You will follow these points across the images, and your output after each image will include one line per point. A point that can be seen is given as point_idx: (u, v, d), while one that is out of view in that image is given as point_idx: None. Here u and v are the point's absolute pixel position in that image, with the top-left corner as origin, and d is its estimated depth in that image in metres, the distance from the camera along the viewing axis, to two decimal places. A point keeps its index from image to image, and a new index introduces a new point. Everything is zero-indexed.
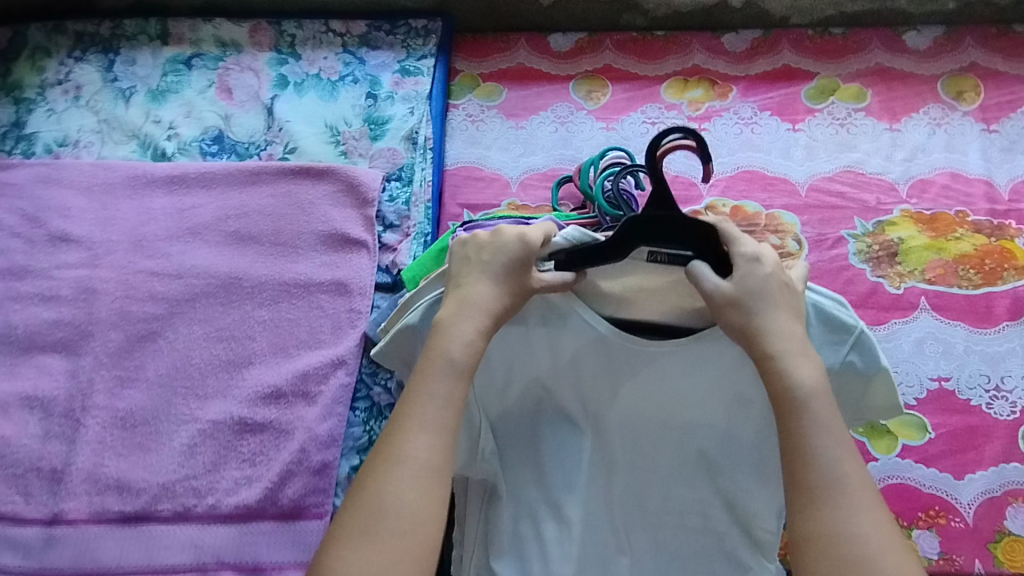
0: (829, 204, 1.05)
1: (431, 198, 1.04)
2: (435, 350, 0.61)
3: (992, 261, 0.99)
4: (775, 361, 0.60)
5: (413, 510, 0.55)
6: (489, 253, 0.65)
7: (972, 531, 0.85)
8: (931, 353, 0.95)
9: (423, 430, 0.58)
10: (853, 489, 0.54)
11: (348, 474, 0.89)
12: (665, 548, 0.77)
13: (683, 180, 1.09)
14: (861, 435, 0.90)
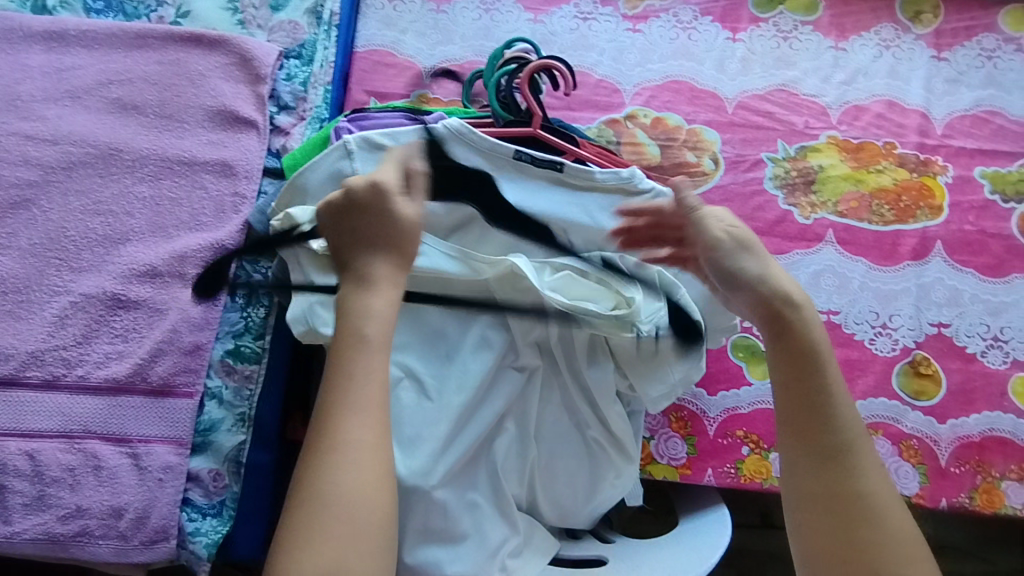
0: (755, 123, 0.99)
1: (331, 81, 1.00)
2: (347, 328, 0.63)
3: (908, 198, 0.96)
4: (794, 326, 0.65)
5: (356, 486, 0.57)
6: (363, 222, 0.66)
7: None
8: (826, 286, 0.93)
9: (354, 414, 0.59)
10: (864, 453, 0.61)
11: (220, 358, 0.90)
12: (540, 441, 0.77)
13: (608, 86, 1.01)
14: (739, 359, 0.93)
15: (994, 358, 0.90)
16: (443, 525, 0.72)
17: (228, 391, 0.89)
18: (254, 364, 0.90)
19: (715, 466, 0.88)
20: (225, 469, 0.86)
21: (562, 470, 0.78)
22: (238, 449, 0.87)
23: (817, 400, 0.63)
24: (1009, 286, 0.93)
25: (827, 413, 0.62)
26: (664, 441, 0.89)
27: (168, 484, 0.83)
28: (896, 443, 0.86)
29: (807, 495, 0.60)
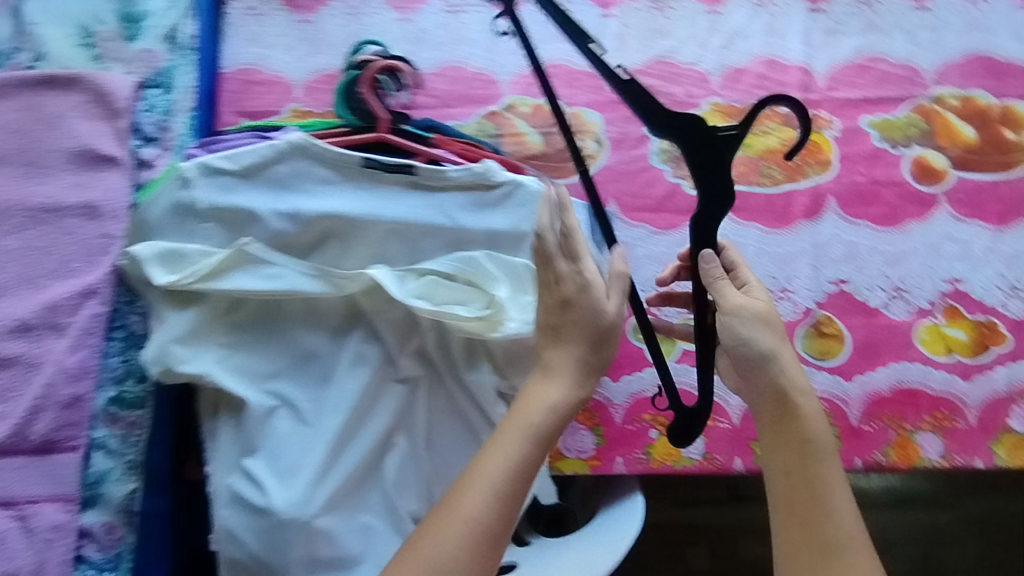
0: (743, 97, 0.95)
1: (192, 107, 0.94)
2: (524, 410, 0.65)
3: (797, 155, 0.93)
4: (790, 424, 0.65)
5: (452, 558, 0.58)
6: (566, 320, 0.67)
7: (857, 430, 0.86)
8: (834, 256, 0.91)
9: (488, 490, 0.61)
10: (857, 556, 0.60)
11: (104, 406, 0.83)
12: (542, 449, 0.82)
13: (587, 76, 0.98)
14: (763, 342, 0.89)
15: (1014, 308, 0.88)
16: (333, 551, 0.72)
17: (114, 439, 0.82)
18: (140, 409, 0.83)
19: (745, 453, 0.85)
20: (120, 521, 0.80)
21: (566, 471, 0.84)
22: (130, 498, 0.81)
23: (824, 488, 0.62)
24: (1018, 235, 0.90)
25: (828, 511, 0.61)
26: None
27: (59, 542, 0.77)
28: (930, 407, 0.86)
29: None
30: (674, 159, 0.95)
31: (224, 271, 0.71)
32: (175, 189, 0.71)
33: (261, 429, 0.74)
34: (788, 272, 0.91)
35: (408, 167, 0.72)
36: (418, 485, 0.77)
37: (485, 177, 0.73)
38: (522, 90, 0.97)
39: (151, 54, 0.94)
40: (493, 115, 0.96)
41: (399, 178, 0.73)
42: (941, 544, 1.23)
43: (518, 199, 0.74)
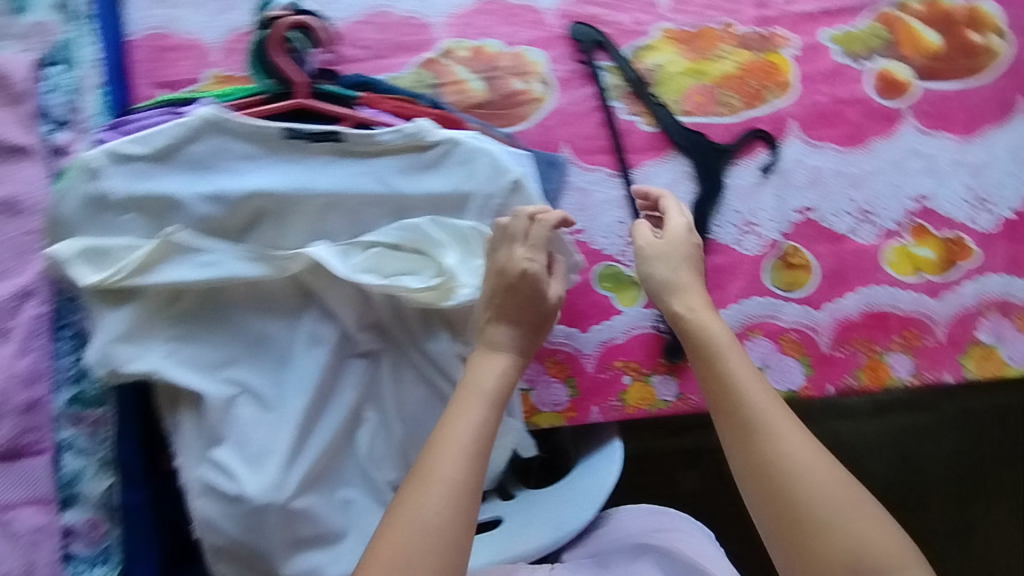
0: (696, 19, 0.89)
1: (104, 82, 0.86)
2: (469, 385, 0.63)
3: (755, 80, 0.88)
4: (709, 360, 0.68)
5: (438, 523, 0.55)
6: (525, 287, 0.67)
7: (830, 356, 0.86)
8: (799, 183, 0.88)
9: (454, 452, 0.58)
10: (797, 452, 0.61)
11: (64, 408, 0.82)
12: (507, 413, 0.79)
13: (527, 8, 0.89)
14: (738, 281, 0.87)
15: (983, 221, 0.87)
16: (316, 529, 0.72)
17: (82, 438, 0.82)
18: (100, 407, 0.83)
19: None
20: (101, 517, 0.82)
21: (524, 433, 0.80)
22: (108, 494, 0.82)
23: (742, 414, 0.64)
24: (985, 143, 0.88)
25: (756, 430, 0.62)
26: (661, 380, 0.86)
27: (44, 544, 0.79)
28: (900, 328, 0.86)
29: (766, 514, 0.60)
30: (629, 95, 0.88)
31: (154, 264, 0.66)
32: (83, 182, 0.65)
33: (224, 419, 0.70)
34: (753, 205, 0.88)
35: (332, 134, 0.67)
36: (392, 456, 0.77)
37: (418, 138, 0.68)
38: (458, 32, 0.89)
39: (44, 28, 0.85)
40: (429, 64, 0.89)
41: (325, 147, 0.68)
42: (916, 444, 1.21)
43: (458, 157, 0.69)
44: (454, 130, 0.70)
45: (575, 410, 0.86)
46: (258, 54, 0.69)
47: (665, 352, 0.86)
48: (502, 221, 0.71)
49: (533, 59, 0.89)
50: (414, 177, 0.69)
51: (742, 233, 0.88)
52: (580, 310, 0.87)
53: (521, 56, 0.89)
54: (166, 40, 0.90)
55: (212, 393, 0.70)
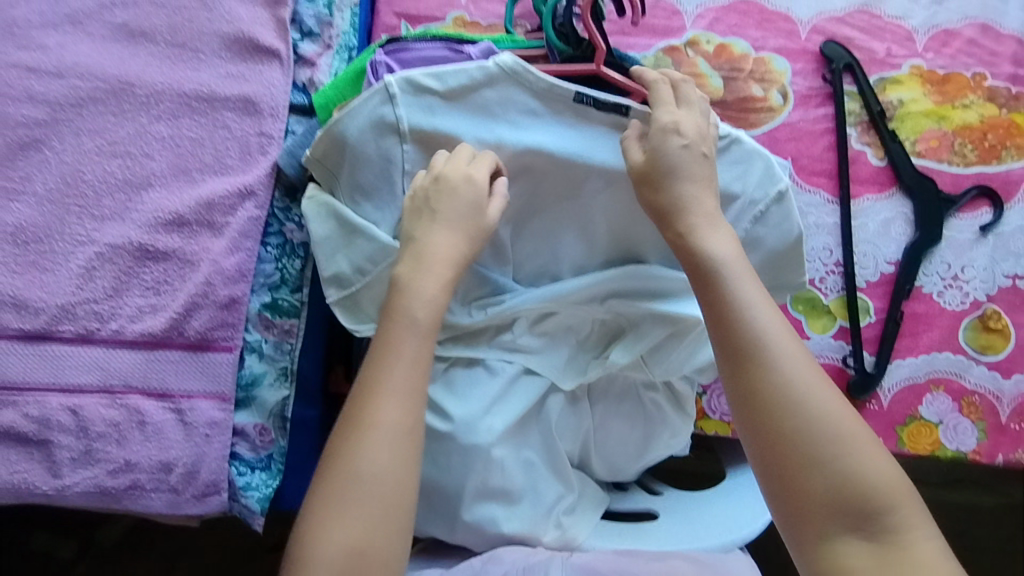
0: (949, 62, 0.88)
1: (358, 3, 0.88)
2: (398, 312, 0.60)
3: (994, 136, 0.87)
4: (678, 234, 0.61)
5: (383, 476, 0.56)
6: (439, 201, 0.63)
7: (1007, 427, 0.85)
8: (1015, 249, 0.86)
9: (390, 397, 0.58)
10: (789, 354, 0.56)
11: (258, 312, 0.82)
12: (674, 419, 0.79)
13: (783, 17, 0.89)
14: (935, 332, 0.85)
15: None
16: (503, 483, 0.72)
17: (268, 345, 0.82)
18: (294, 317, 0.82)
19: (889, 437, 0.84)
20: (270, 425, 0.81)
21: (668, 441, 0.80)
22: (282, 404, 0.82)
23: (777, 369, 0.55)
24: None
25: (790, 389, 0.55)
26: None
27: (216, 441, 0.79)
28: None
29: (742, 404, 0.56)
30: (864, 124, 0.87)
31: None
32: (377, 106, 0.65)
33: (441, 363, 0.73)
34: (963, 260, 0.86)
35: (622, 106, 0.66)
36: (577, 432, 0.77)
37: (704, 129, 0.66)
38: (707, 25, 0.89)
39: None
40: (672, 51, 0.88)
41: (609, 118, 0.67)
42: (974, 522, 1.23)
43: (732, 156, 0.68)
44: (733, 127, 0.69)
45: None
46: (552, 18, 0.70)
47: (851, 391, 0.84)
48: (760, 228, 0.70)
49: (774, 67, 0.88)
50: None
51: (946, 285, 0.86)
52: None
53: (766, 62, 0.88)
54: None
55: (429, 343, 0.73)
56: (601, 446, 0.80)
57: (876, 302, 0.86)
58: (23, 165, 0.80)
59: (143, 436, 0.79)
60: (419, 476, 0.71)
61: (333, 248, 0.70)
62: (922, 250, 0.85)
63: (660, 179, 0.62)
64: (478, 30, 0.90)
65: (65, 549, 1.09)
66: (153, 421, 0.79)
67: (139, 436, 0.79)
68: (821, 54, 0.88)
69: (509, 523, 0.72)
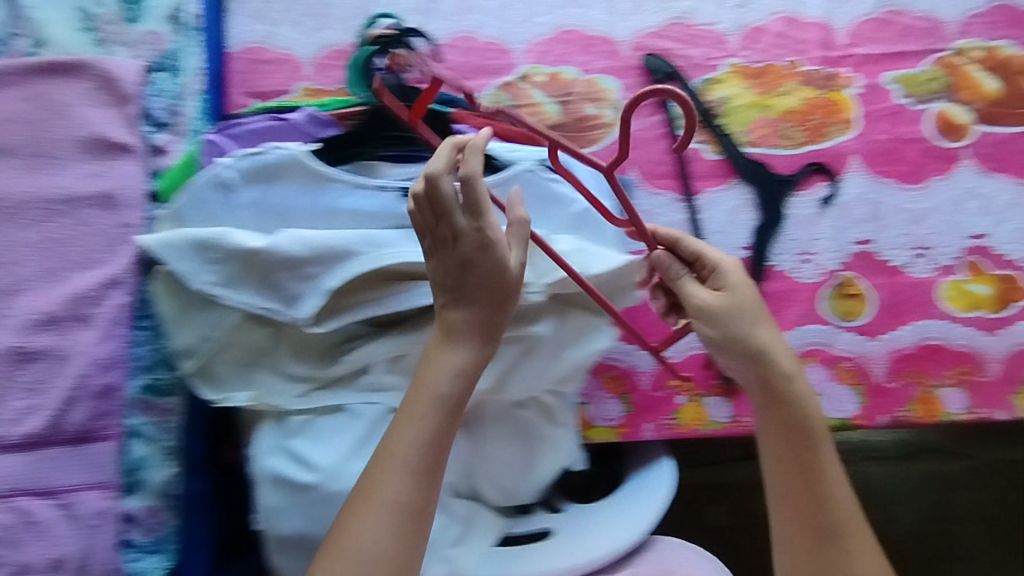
0: (763, 55, 0.93)
1: (204, 89, 0.93)
2: (423, 380, 0.66)
3: (818, 116, 0.91)
4: (786, 408, 0.70)
5: (379, 555, 0.62)
6: (468, 274, 0.64)
7: (883, 388, 0.86)
8: (857, 216, 0.90)
9: (397, 474, 0.63)
10: (854, 530, 0.67)
11: (136, 395, 0.84)
12: (540, 435, 0.81)
13: (602, 41, 0.95)
14: (797, 307, 0.88)
15: None
16: None
17: (150, 427, 0.83)
18: (172, 396, 0.84)
19: None
20: (160, 505, 0.82)
21: (542, 456, 0.81)
22: (169, 482, 0.83)
23: (823, 482, 0.68)
24: None
25: (826, 499, 0.68)
26: (715, 402, 0.87)
27: (104, 529, 0.79)
28: (954, 363, 0.86)
29: (795, 551, 0.67)
30: (695, 124, 0.92)
31: (236, 280, 0.69)
32: (195, 267, 0.69)
33: (304, 422, 0.74)
34: (811, 235, 0.90)
35: None
36: (456, 459, 0.79)
37: (509, 178, 0.72)
38: (536, 58, 0.95)
39: (155, 36, 0.92)
40: (507, 86, 0.94)
41: None
42: (947, 490, 1.22)
43: (536, 187, 0.73)
44: (533, 160, 0.74)
45: (628, 426, 0.87)
46: (359, 75, 0.74)
47: (722, 376, 0.88)
48: (580, 233, 0.74)
49: (604, 87, 0.93)
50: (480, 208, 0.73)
51: (800, 261, 0.89)
52: (646, 328, 0.89)
53: (594, 83, 0.94)
54: (263, 54, 0.96)
55: (288, 402, 0.74)
56: (484, 473, 0.81)
57: None
58: None
59: (27, 539, 0.78)
60: (290, 532, 0.73)
61: (183, 321, 0.72)
62: (768, 232, 0.90)
63: (744, 307, 0.71)
64: (324, 96, 0.94)
65: None
66: (35, 522, 0.78)
67: (23, 538, 0.78)
68: (644, 67, 0.93)
69: None
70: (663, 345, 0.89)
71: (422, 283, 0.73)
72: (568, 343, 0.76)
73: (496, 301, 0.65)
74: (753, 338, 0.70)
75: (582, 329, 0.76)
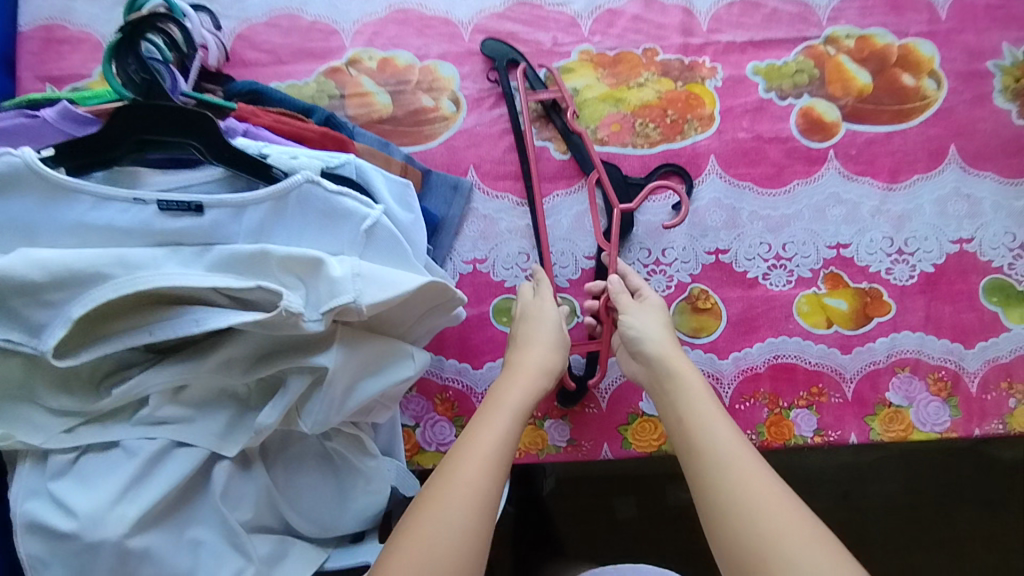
0: (616, 41, 0.85)
1: None
2: (495, 396, 0.64)
3: (674, 111, 0.84)
4: (680, 404, 0.62)
5: (461, 530, 0.52)
6: (526, 330, 0.72)
7: (732, 409, 0.80)
8: (712, 223, 0.83)
9: (474, 456, 0.57)
10: (746, 481, 0.54)
11: None
12: (350, 468, 0.74)
13: (440, 22, 0.85)
14: None
15: (899, 274, 0.82)
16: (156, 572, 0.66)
17: None
18: None
19: (612, 439, 0.80)
20: None
21: (356, 489, 0.75)
22: None
23: (704, 441, 0.58)
24: (910, 190, 0.82)
25: (711, 456, 0.57)
26: (554, 426, 0.80)
27: None
28: (807, 383, 0.80)
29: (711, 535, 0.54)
30: (541, 119, 0.85)
31: None
32: None
33: (70, 462, 0.67)
34: (662, 243, 0.82)
35: (190, 203, 0.63)
36: (256, 494, 0.72)
37: (284, 189, 0.64)
38: (367, 41, 0.85)
39: None
40: (334, 72, 0.84)
41: (185, 210, 0.64)
42: (859, 481, 1.14)
43: (316, 199, 0.64)
44: (315, 168, 0.66)
45: None
46: (112, 57, 0.65)
47: (560, 400, 0.80)
48: (371, 251, 0.66)
49: (439, 75, 0.84)
50: (256, 225, 0.65)
51: (649, 272, 0.82)
52: (481, 345, 0.82)
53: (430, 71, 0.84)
54: (57, 32, 0.86)
55: (48, 439, 0.66)
56: (291, 507, 0.74)
57: (580, 300, 0.82)
58: None
59: None
60: None
61: None
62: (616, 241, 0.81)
63: (640, 315, 0.71)
64: None
65: None
66: None
67: None
68: (485, 53, 0.84)
69: None
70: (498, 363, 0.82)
71: (192, 308, 0.64)
72: (368, 373, 0.69)
73: (552, 346, 0.70)
74: (654, 330, 0.69)
75: (380, 353, 0.69)
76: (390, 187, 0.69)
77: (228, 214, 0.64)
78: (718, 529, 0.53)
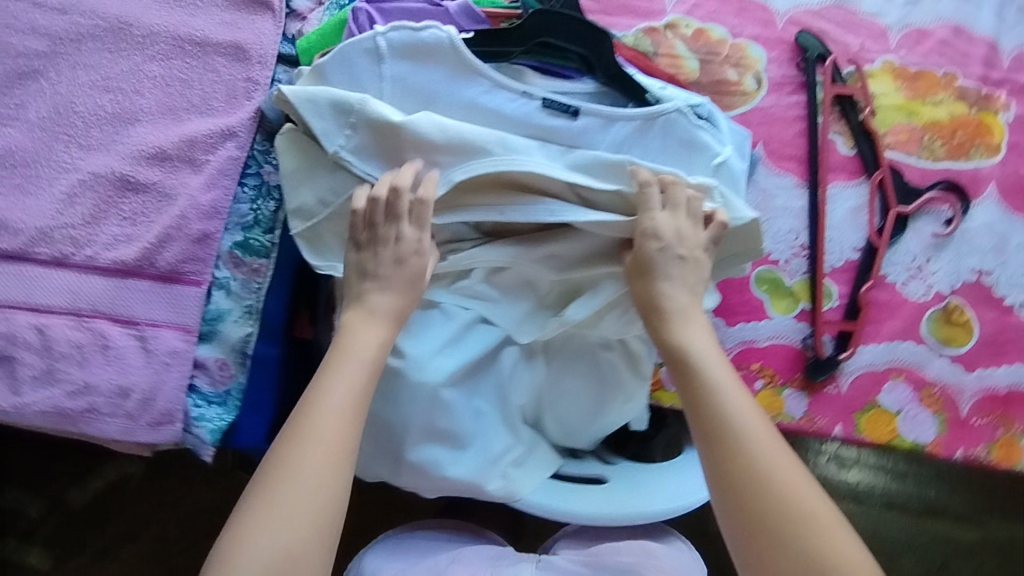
0: (921, 58, 0.90)
1: None
2: (342, 344, 0.64)
3: (963, 133, 0.88)
4: (695, 387, 0.62)
5: (312, 499, 0.57)
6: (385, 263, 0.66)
7: (966, 421, 0.84)
8: (980, 244, 0.87)
9: (309, 427, 0.59)
10: (771, 459, 0.58)
11: (229, 250, 0.84)
12: (616, 382, 0.79)
13: (759, 7, 0.92)
14: (900, 322, 0.85)
15: None
16: (449, 425, 0.73)
17: (236, 282, 0.84)
18: (263, 258, 0.85)
19: (847, 422, 0.84)
20: (231, 360, 0.83)
21: (616, 402, 0.80)
22: (245, 341, 0.83)
23: (726, 420, 0.60)
24: None
25: (737, 436, 0.59)
26: (794, 396, 0.85)
27: (174, 369, 0.80)
28: None
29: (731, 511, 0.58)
30: (836, 113, 0.89)
31: (365, 152, 0.69)
32: (332, 131, 0.68)
33: None
34: (929, 252, 0.87)
35: (571, 107, 0.70)
36: (531, 383, 0.79)
37: (656, 113, 0.70)
38: (688, 10, 0.92)
39: None
40: (652, 32, 0.91)
41: (563, 111, 0.71)
42: (952, 556, 1.16)
43: (678, 127, 0.71)
44: (680, 100, 0.72)
45: None
46: None
47: (807, 372, 0.84)
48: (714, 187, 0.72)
49: (750, 53, 0.91)
50: (619, 137, 0.71)
51: (910, 275, 0.86)
52: (740, 305, 0.86)
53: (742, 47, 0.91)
54: None
55: None
56: (553, 404, 0.81)
57: (840, 287, 0.87)
58: (20, 93, 0.83)
59: (102, 357, 0.79)
60: (366, 410, 0.72)
61: (300, 181, 0.72)
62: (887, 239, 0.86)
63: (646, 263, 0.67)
64: None
65: (33, 505, 1.07)
66: (107, 344, 0.79)
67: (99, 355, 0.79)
68: (798, 43, 0.91)
69: (454, 466, 0.74)
70: (751, 326, 0.86)
71: (546, 199, 0.69)
72: None
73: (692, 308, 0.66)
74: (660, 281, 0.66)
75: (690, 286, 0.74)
76: (731, 134, 0.75)
77: (598, 122, 0.71)
78: (750, 503, 0.58)
